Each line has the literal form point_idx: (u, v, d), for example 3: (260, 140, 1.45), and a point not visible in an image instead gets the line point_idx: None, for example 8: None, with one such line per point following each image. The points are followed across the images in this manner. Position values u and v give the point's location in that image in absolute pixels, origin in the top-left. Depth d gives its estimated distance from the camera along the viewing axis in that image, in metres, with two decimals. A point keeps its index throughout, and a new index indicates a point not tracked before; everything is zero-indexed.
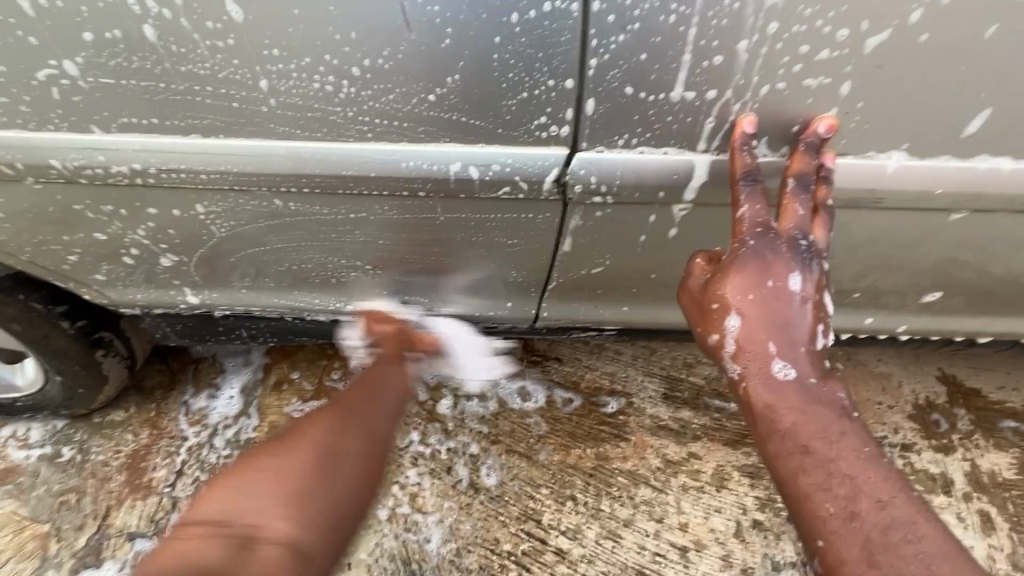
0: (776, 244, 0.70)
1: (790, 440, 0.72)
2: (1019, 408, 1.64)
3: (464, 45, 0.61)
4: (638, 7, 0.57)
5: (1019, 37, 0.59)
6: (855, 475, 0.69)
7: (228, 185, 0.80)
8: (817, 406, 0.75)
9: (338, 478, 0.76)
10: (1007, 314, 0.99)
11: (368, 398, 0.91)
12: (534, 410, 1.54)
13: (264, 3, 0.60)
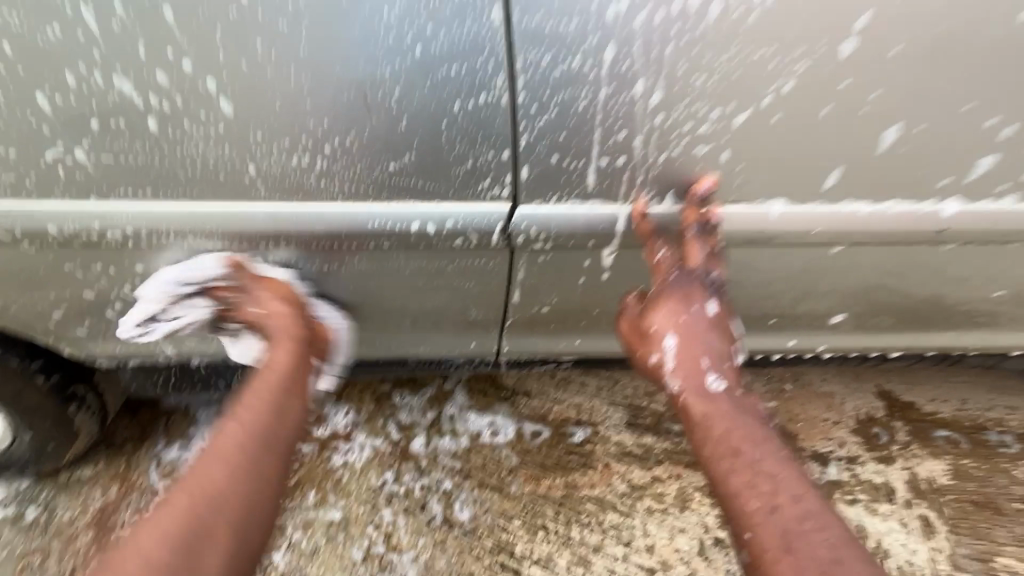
0: (694, 280, 0.89)
1: (722, 442, 0.84)
2: (949, 418, 1.80)
3: (419, 127, 0.74)
4: (555, 98, 0.71)
5: (852, 113, 0.73)
6: (775, 474, 0.79)
7: (212, 245, 0.89)
8: (736, 414, 0.88)
9: (201, 542, 0.75)
10: (908, 331, 1.14)
11: (230, 460, 0.84)
12: (504, 443, 1.62)
13: (250, 98, 0.71)
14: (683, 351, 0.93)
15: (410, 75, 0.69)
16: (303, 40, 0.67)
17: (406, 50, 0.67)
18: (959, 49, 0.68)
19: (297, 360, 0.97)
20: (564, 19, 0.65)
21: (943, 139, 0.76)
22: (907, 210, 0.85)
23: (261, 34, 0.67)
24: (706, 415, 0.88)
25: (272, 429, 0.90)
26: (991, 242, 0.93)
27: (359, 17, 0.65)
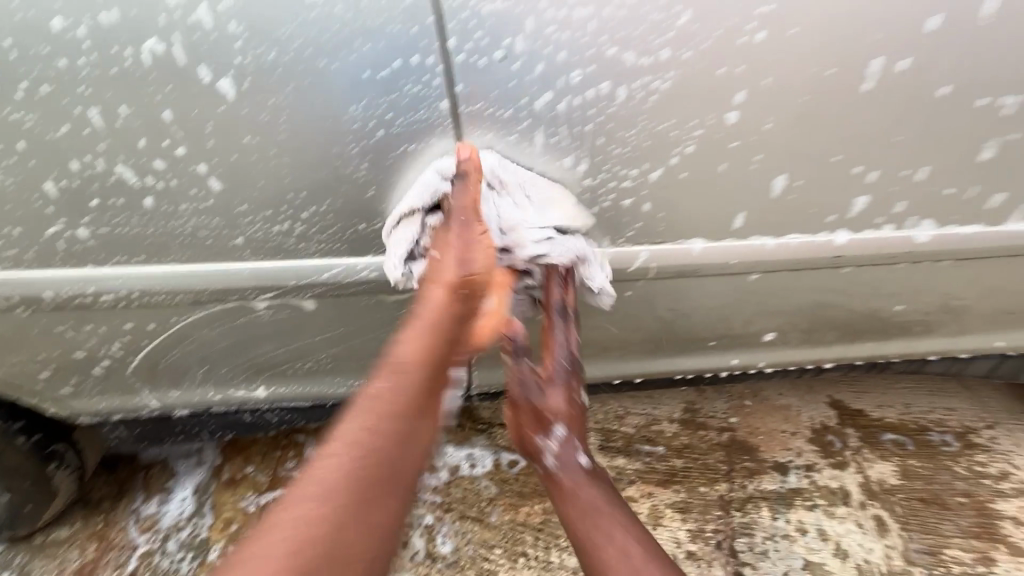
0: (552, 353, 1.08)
1: (586, 513, 0.99)
2: (895, 422, 1.93)
3: (386, 194, 0.86)
4: (499, 167, 0.85)
5: (745, 167, 0.87)
6: (624, 538, 0.93)
7: (201, 300, 0.99)
8: (595, 488, 1.04)
9: (339, 538, 0.70)
10: (833, 344, 1.29)
11: (367, 448, 0.78)
12: (483, 474, 1.69)
13: (235, 176, 0.83)
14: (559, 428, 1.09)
15: (374, 154, 0.82)
16: (279, 129, 0.78)
17: (369, 134, 0.80)
18: (823, 112, 0.82)
19: (446, 330, 0.93)
20: (504, 107, 0.79)
21: (825, 184, 0.92)
22: (801, 237, 1.00)
23: (246, 129, 0.78)
24: (572, 487, 1.04)
25: (410, 412, 0.84)
26: (882, 262, 1.08)
27: (325, 109, 0.77)
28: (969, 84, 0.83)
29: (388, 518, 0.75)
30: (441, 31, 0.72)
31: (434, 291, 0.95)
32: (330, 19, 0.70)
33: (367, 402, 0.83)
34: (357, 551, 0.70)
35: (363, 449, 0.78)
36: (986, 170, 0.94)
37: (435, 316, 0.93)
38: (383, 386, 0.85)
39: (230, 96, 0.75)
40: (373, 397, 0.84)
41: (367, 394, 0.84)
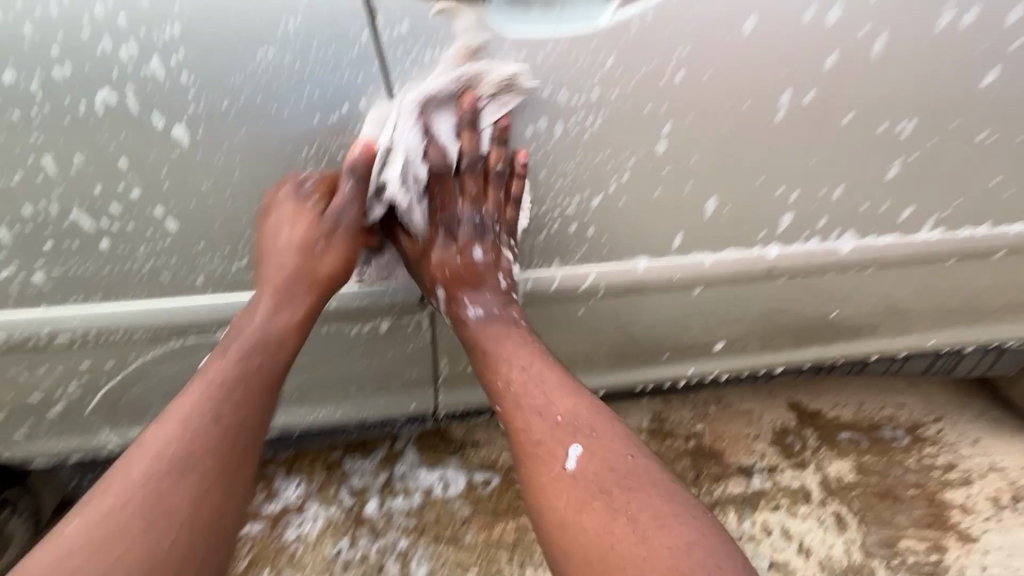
0: (470, 232, 1.05)
1: (505, 376, 1.01)
2: (850, 419, 2.03)
3: None
4: None
5: (677, 191, 0.96)
6: (550, 393, 0.97)
7: (161, 335, 1.01)
8: (496, 335, 1.03)
9: (205, 426, 0.84)
10: (779, 350, 1.37)
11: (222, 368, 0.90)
12: (457, 495, 1.70)
13: (190, 217, 0.86)
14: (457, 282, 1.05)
15: None
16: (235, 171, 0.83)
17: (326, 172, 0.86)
18: (740, 141, 0.93)
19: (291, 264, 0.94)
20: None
21: (751, 204, 1.01)
22: (739, 252, 1.08)
23: (204, 172, 0.83)
24: (484, 343, 1.04)
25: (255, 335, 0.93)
26: (815, 273, 1.17)
27: (281, 150, 0.82)
28: (868, 113, 0.94)
29: (244, 407, 0.88)
30: (386, 80, 0.79)
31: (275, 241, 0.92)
32: (282, 70, 0.76)
33: (214, 364, 0.91)
34: (223, 429, 0.85)
35: (213, 396, 0.87)
36: (893, 187, 1.05)
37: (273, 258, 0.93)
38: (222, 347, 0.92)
39: (184, 142, 0.80)
40: (220, 362, 0.91)
41: (214, 361, 0.91)
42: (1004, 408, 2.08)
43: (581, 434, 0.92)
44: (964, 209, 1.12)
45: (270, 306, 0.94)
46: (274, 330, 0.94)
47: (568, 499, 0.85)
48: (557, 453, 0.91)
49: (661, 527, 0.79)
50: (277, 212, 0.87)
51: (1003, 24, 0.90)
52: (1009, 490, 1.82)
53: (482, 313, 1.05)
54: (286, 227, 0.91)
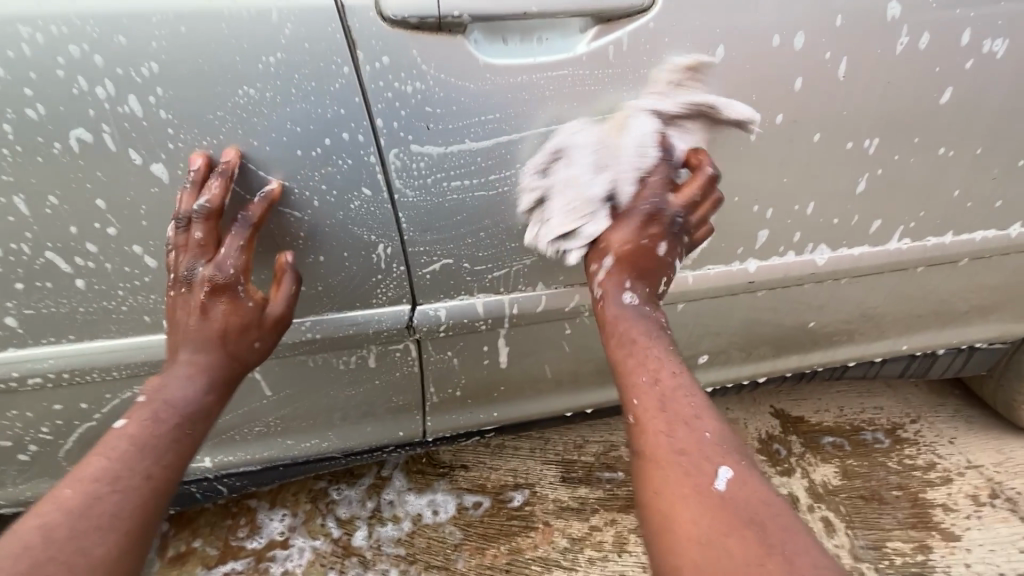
0: (659, 219, 0.93)
1: (642, 372, 0.87)
2: (832, 424, 2.07)
3: (331, 258, 0.95)
4: (432, 226, 0.94)
5: None
6: (692, 404, 0.83)
7: (138, 372, 0.99)
8: (649, 324, 0.92)
9: (126, 471, 0.76)
10: (760, 360, 1.40)
11: (146, 416, 0.82)
12: (447, 520, 1.68)
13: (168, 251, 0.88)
14: (629, 264, 0.94)
15: (317, 222, 0.90)
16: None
17: (307, 206, 0.88)
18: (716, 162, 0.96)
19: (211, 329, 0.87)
20: (433, 177, 0.89)
21: (725, 221, 1.05)
22: (720, 266, 1.11)
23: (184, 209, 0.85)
24: (628, 328, 0.92)
25: (177, 389, 0.86)
26: (791, 285, 1.20)
27: (263, 183, 0.84)
28: (835, 133, 0.98)
29: (170, 454, 0.81)
30: (368, 113, 0.82)
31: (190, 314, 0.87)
32: (262, 105, 0.79)
33: (141, 418, 0.82)
34: (145, 477, 0.77)
35: (142, 451, 0.79)
36: (861, 201, 1.09)
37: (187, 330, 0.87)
38: (148, 396, 0.84)
39: (163, 178, 0.82)
40: (148, 417, 0.82)
41: (136, 417, 0.82)
42: (977, 406, 2.15)
43: (728, 458, 0.76)
44: (929, 220, 1.17)
45: (187, 377, 0.87)
46: (196, 400, 0.86)
47: (703, 513, 0.70)
48: (703, 471, 0.74)
49: (801, 562, 0.65)
50: (181, 290, 0.86)
51: (956, 46, 0.95)
52: (987, 487, 1.87)
53: (637, 300, 0.93)
54: (191, 319, 0.87)
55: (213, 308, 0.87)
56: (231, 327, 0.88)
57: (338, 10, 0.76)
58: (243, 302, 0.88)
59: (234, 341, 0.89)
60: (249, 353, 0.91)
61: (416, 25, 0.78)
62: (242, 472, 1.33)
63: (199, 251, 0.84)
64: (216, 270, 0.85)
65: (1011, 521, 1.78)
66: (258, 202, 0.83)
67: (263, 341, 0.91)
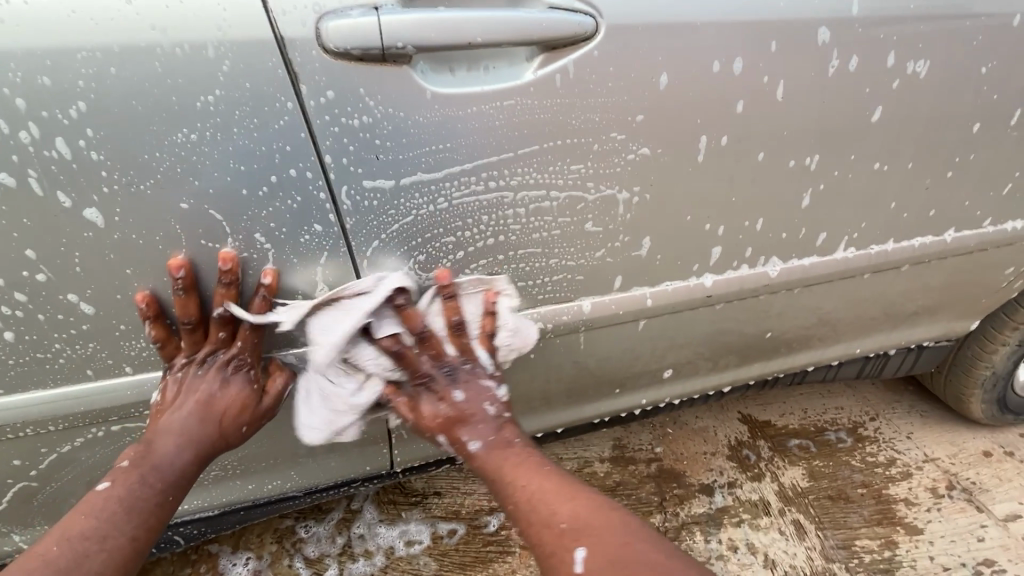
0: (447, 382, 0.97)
1: (501, 491, 0.93)
2: (797, 427, 2.11)
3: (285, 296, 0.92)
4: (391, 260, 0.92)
5: (611, 230, 1.01)
6: (546, 497, 0.89)
7: (77, 423, 0.96)
8: (498, 457, 0.96)
9: (112, 530, 0.83)
10: (723, 370, 1.43)
11: (133, 475, 0.88)
12: (421, 551, 1.62)
13: (106, 297, 0.85)
14: (453, 424, 0.98)
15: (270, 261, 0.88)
16: (157, 247, 0.83)
17: (257, 246, 0.86)
18: (666, 183, 0.99)
19: (209, 408, 0.94)
20: (385, 211, 0.87)
21: (680, 239, 1.07)
22: (678, 281, 1.13)
23: (123, 254, 0.82)
24: (488, 472, 0.96)
25: (166, 455, 0.90)
26: (747, 297, 1.23)
27: (208, 223, 0.82)
28: (778, 152, 1.02)
29: (154, 516, 0.88)
30: (317, 149, 0.81)
31: (193, 389, 0.94)
32: (202, 143, 0.77)
33: (128, 479, 0.88)
34: (130, 538, 0.84)
35: (127, 514, 0.85)
36: (807, 215, 1.14)
37: (187, 405, 0.93)
38: (140, 457, 0.90)
39: (98, 223, 0.79)
40: (137, 481, 0.88)
41: (123, 480, 0.87)
42: (930, 401, 2.24)
43: (585, 534, 0.83)
44: (870, 229, 1.23)
45: (176, 447, 0.91)
46: (181, 468, 0.91)
47: None
48: (564, 562, 0.81)
49: None
50: (190, 373, 0.94)
51: (882, 67, 1.00)
52: (944, 479, 1.94)
53: (477, 446, 0.97)
54: (192, 396, 0.94)
55: (219, 391, 0.95)
56: (229, 409, 0.95)
57: (278, 43, 0.74)
58: (247, 386, 0.96)
59: (228, 421, 0.95)
60: (238, 435, 0.97)
61: (360, 57, 0.77)
62: (198, 519, 1.27)
63: (218, 343, 0.93)
64: (232, 359, 0.95)
65: (969, 511, 1.84)
66: (260, 300, 0.88)
67: (254, 425, 0.97)
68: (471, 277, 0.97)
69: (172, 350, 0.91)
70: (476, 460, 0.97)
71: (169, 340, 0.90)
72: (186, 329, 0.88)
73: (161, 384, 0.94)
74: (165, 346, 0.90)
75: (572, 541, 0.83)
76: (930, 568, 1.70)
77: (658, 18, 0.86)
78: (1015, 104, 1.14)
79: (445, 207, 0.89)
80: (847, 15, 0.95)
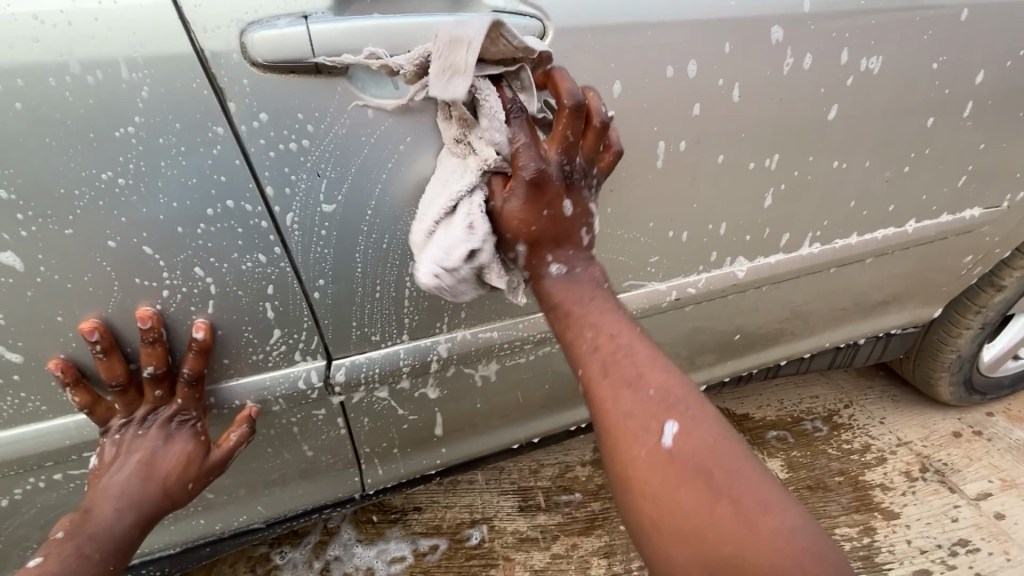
0: (531, 156, 0.78)
1: (584, 332, 0.81)
2: (774, 419, 2.12)
3: (232, 330, 0.88)
4: (339, 283, 0.90)
5: None
6: (636, 359, 0.76)
7: (11, 473, 0.90)
8: (581, 291, 0.85)
9: None
10: (697, 370, 1.42)
11: (67, 547, 0.81)
12: (403, 570, 1.58)
13: (30, 342, 0.79)
14: (537, 234, 0.83)
15: (215, 296, 0.84)
16: (87, 288, 0.78)
17: (197, 280, 0.82)
18: (625, 191, 0.98)
19: (150, 467, 0.89)
20: (333, 239, 0.85)
21: (639, 246, 1.07)
22: (637, 287, 1.13)
23: (48, 298, 0.77)
24: (566, 303, 0.84)
25: (103, 520, 0.85)
26: (715, 298, 1.23)
27: (141, 261, 0.78)
28: (735, 156, 1.02)
29: None
30: (256, 176, 0.77)
31: (130, 450, 0.89)
32: (128, 178, 0.72)
33: (61, 551, 0.80)
34: None
35: None
36: (768, 214, 1.14)
37: (127, 467, 0.89)
38: (76, 527, 0.83)
39: (16, 266, 0.73)
40: (72, 552, 0.81)
41: (56, 554, 0.80)
42: (900, 386, 2.28)
43: (675, 408, 0.70)
44: (833, 226, 1.24)
45: (117, 510, 0.86)
46: (123, 532, 0.86)
47: (664, 481, 0.65)
48: (647, 429, 0.69)
49: (764, 511, 0.59)
50: (128, 433, 0.89)
51: (838, 64, 1.00)
52: (917, 462, 1.98)
53: (560, 269, 0.86)
54: (129, 457, 0.89)
55: (162, 448, 0.90)
56: (172, 467, 0.90)
57: (200, 59, 0.69)
58: (192, 441, 0.91)
59: (171, 479, 0.91)
60: (183, 494, 0.92)
61: (291, 69, 0.73)
62: (159, 559, 1.20)
63: (155, 401, 0.88)
64: (173, 416, 0.90)
65: (942, 492, 1.88)
66: (192, 354, 0.85)
67: (201, 480, 0.93)
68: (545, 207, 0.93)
69: (104, 414, 0.86)
70: (547, 288, 0.86)
71: (99, 402, 0.85)
72: (115, 390, 0.84)
73: (99, 447, 0.89)
74: (95, 409, 0.85)
75: (655, 409, 0.71)
76: (908, 552, 1.73)
77: (609, 22, 0.83)
78: (966, 98, 1.16)
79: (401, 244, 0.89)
80: (800, 14, 0.94)
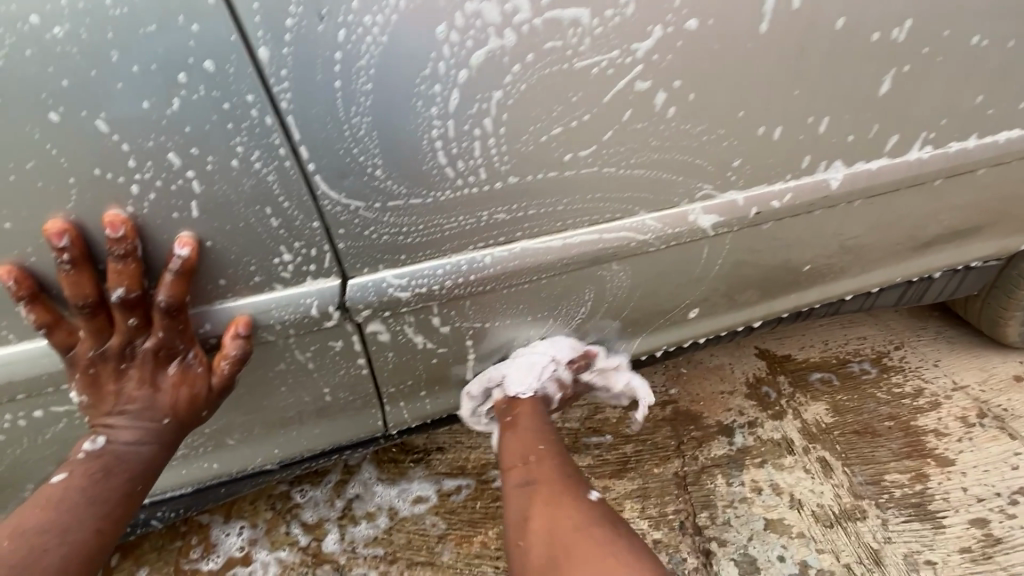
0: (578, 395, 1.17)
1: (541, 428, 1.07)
2: (820, 360, 1.96)
3: (230, 243, 0.72)
4: (351, 178, 0.71)
5: (632, 132, 0.80)
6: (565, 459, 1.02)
7: None
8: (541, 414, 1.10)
9: (70, 519, 0.75)
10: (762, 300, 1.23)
11: (90, 468, 0.78)
12: (427, 510, 1.48)
13: None
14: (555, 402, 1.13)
15: (198, 199, 0.67)
16: (36, 185, 0.61)
17: (175, 175, 0.65)
18: (711, 68, 0.77)
19: (158, 394, 0.80)
20: (345, 121, 0.67)
21: (722, 142, 0.86)
22: (711, 198, 0.93)
23: None
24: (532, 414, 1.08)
25: (123, 444, 0.80)
26: (799, 214, 1.03)
27: (100, 149, 0.61)
28: (858, 19, 0.80)
29: (118, 505, 0.80)
30: (238, 23, 0.58)
31: (127, 377, 0.78)
32: (67, 27, 0.54)
33: (87, 469, 0.78)
34: (93, 528, 0.77)
35: (94, 503, 0.77)
36: (879, 109, 0.92)
37: (130, 394, 0.79)
38: (97, 448, 0.79)
39: None
40: (97, 472, 0.78)
41: (81, 473, 0.77)
42: (961, 326, 2.08)
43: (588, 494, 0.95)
44: (950, 127, 1.01)
45: (135, 433, 0.80)
46: (148, 454, 0.82)
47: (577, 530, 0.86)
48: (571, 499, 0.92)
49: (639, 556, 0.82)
50: (110, 363, 0.77)
51: None
52: (975, 407, 1.81)
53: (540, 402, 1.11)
54: (129, 383, 0.79)
55: (153, 382, 0.79)
56: (180, 396, 0.80)
57: None
58: (190, 371, 0.79)
59: (181, 408, 0.81)
60: (200, 420, 0.84)
61: None
62: (169, 500, 1.10)
63: (132, 327, 0.74)
64: (154, 344, 0.76)
65: (1002, 439, 1.72)
66: (169, 274, 0.70)
67: (213, 409, 0.83)
68: (609, 89, 0.75)
69: (65, 338, 0.72)
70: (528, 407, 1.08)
71: (60, 324, 0.71)
72: (82, 311, 0.69)
73: (74, 377, 0.76)
74: (54, 332, 0.71)
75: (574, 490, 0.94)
76: (963, 500, 1.59)
77: None
78: None
79: (438, 135, 0.71)
80: None
